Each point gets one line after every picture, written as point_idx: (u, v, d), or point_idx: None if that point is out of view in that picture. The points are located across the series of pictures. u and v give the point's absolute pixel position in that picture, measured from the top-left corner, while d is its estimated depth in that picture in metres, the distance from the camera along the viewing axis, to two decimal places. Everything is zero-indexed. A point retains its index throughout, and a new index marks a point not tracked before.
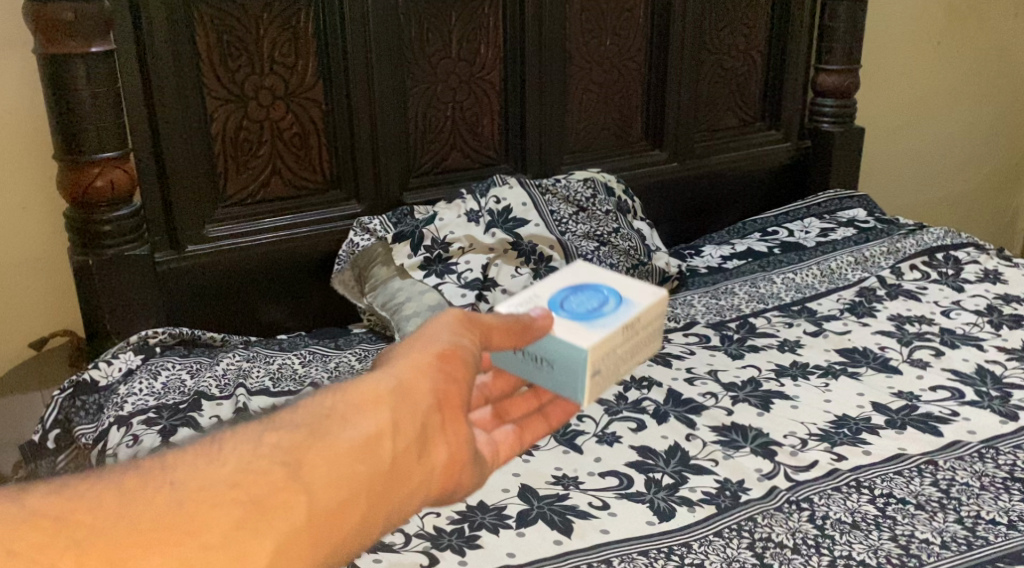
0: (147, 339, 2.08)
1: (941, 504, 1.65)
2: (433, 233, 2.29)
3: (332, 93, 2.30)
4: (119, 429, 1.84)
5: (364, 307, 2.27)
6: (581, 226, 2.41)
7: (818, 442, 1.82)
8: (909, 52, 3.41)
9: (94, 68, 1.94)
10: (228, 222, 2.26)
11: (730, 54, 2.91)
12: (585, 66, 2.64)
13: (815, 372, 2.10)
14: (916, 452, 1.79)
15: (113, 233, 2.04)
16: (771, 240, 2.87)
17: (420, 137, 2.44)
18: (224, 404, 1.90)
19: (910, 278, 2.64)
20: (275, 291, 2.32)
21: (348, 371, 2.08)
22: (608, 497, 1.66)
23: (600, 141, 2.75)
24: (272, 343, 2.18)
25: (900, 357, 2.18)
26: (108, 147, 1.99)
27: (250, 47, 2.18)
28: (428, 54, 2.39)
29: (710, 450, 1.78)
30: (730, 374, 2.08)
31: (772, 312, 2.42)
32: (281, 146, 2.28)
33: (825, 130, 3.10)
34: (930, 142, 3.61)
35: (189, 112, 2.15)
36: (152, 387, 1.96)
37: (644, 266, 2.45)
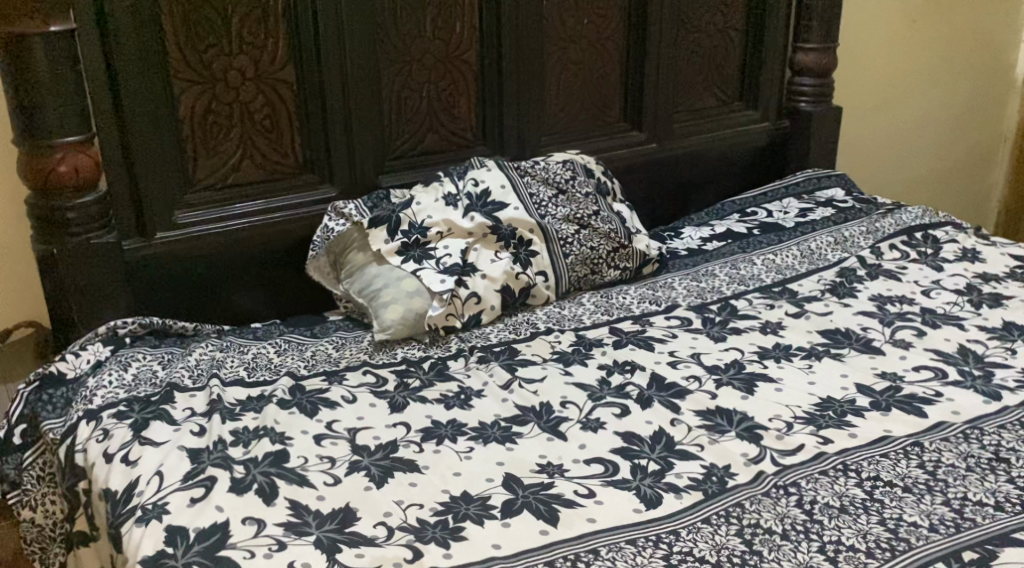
0: (116, 329, 2.02)
1: (928, 486, 1.63)
2: (411, 218, 2.24)
3: (304, 74, 2.25)
4: (88, 423, 1.79)
5: (340, 295, 2.25)
6: (561, 209, 2.38)
7: (804, 425, 1.79)
8: (885, 30, 3.39)
9: (53, 48, 1.88)
10: (199, 208, 2.21)
11: (707, 32, 2.89)
12: (561, 45, 2.61)
13: (798, 354, 2.08)
14: (901, 434, 1.77)
15: (78, 220, 1.98)
16: (750, 221, 2.85)
17: (395, 119, 2.39)
18: (198, 397, 1.85)
19: (889, 258, 2.63)
20: (249, 279, 2.27)
21: (325, 360, 2.03)
22: (594, 484, 1.63)
23: (578, 121, 2.72)
24: (246, 332, 2.13)
25: (882, 337, 2.16)
26: (71, 130, 1.93)
27: (218, 27, 2.12)
28: (403, 33, 2.34)
29: (695, 435, 1.76)
30: (713, 357, 2.06)
31: (753, 294, 2.40)
32: (252, 128, 2.22)
33: (803, 109, 3.08)
34: (905, 121, 3.60)
35: (156, 95, 2.09)
36: (123, 379, 1.90)
37: (624, 249, 2.42)
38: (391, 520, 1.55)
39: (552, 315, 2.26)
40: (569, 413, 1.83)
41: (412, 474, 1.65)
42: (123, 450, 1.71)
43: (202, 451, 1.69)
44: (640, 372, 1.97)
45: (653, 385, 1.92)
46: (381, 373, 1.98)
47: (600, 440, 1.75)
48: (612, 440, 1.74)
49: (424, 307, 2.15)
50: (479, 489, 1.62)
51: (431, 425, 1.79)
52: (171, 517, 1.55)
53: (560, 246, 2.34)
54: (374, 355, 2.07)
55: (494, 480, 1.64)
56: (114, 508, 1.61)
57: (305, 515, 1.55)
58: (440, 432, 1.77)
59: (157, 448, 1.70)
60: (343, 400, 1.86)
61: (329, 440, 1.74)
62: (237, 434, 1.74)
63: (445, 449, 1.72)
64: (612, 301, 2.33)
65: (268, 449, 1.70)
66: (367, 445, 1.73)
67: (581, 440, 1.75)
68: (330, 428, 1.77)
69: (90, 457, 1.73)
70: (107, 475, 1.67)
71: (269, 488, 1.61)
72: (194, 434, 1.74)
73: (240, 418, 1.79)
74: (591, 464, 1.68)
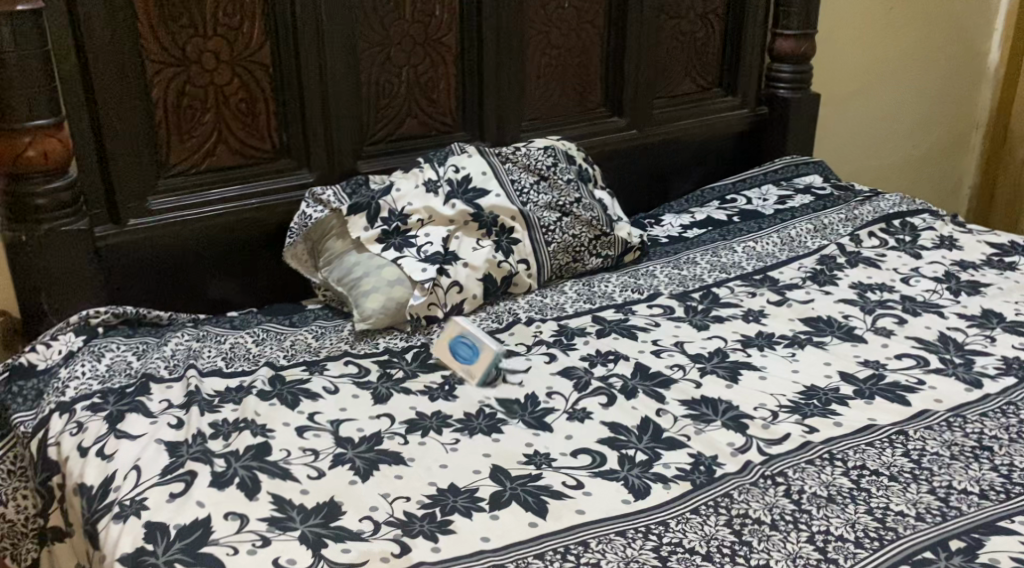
0: (88, 319, 1.97)
1: (914, 475, 1.62)
2: (391, 205, 2.22)
3: (280, 57, 2.21)
4: (62, 416, 1.75)
5: (319, 283, 2.22)
6: (543, 196, 2.37)
7: (789, 414, 1.79)
8: (862, 18, 3.39)
9: (21, 28, 1.82)
10: (172, 194, 2.16)
11: (687, 18, 2.87)
12: (541, 29, 2.59)
13: (781, 343, 2.07)
14: (886, 422, 1.77)
15: (49, 206, 1.93)
16: (730, 208, 2.84)
17: (373, 104, 2.36)
18: (175, 388, 1.82)
19: (868, 245, 2.63)
20: (224, 267, 2.23)
21: (304, 350, 2.01)
22: (581, 475, 1.62)
23: (558, 107, 2.70)
24: (223, 321, 2.09)
25: (863, 325, 2.16)
26: (41, 114, 1.87)
27: (192, 8, 2.08)
28: (381, 16, 2.31)
29: (681, 425, 1.75)
30: (696, 345, 2.05)
31: (734, 282, 2.40)
32: (227, 112, 2.18)
33: (782, 96, 3.08)
34: (881, 108, 3.60)
35: (127, 77, 2.04)
36: (96, 370, 1.86)
37: (606, 237, 2.42)
38: (378, 514, 1.53)
39: (534, 303, 2.25)
40: (555, 403, 1.82)
41: (397, 466, 1.63)
42: (98, 444, 1.67)
43: (180, 444, 1.66)
44: (624, 361, 1.96)
45: (637, 374, 1.91)
46: (363, 363, 1.95)
47: (586, 430, 1.73)
48: (598, 430, 1.73)
49: (406, 295, 2.13)
50: (467, 480, 1.60)
51: (416, 417, 1.77)
52: (150, 512, 1.52)
53: (542, 234, 2.33)
54: (355, 345, 2.04)
55: (481, 472, 1.62)
56: (90, 504, 1.58)
57: (290, 510, 1.53)
58: (425, 424, 1.75)
59: (134, 442, 1.67)
60: (325, 391, 1.84)
61: (311, 432, 1.71)
62: (216, 427, 1.71)
63: (430, 441, 1.70)
64: (594, 289, 2.32)
65: (249, 442, 1.67)
66: (350, 437, 1.70)
67: (568, 430, 1.73)
68: (312, 420, 1.74)
69: (64, 451, 1.69)
70: (82, 470, 1.64)
71: (252, 482, 1.58)
72: (171, 427, 1.70)
73: (219, 409, 1.76)
74: (578, 454, 1.67)
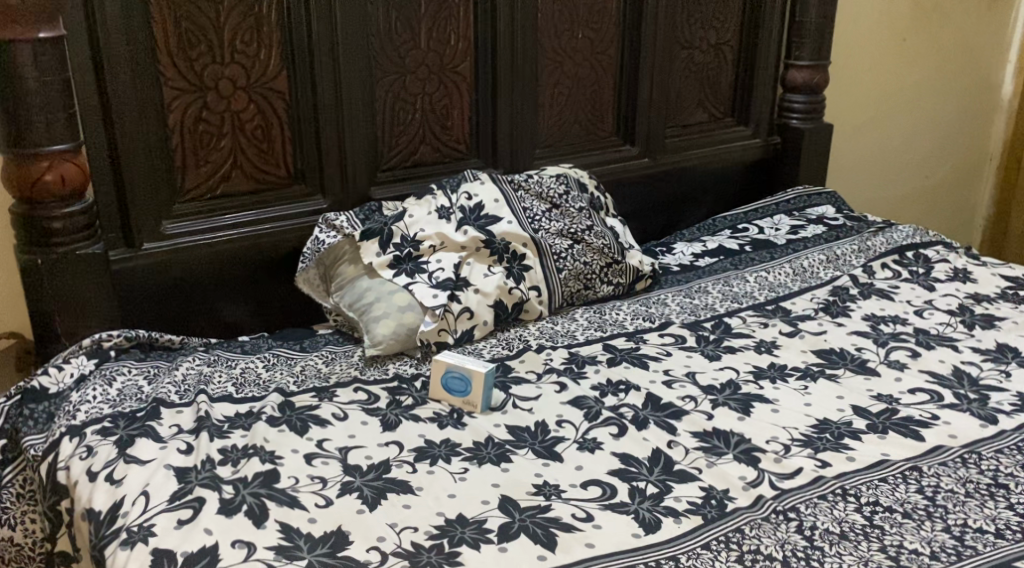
0: (101, 342, 1.97)
1: (928, 513, 1.60)
2: (403, 231, 2.22)
3: (297, 83, 2.21)
4: (72, 440, 1.74)
5: (330, 308, 2.22)
6: (554, 223, 2.37)
7: (801, 448, 1.77)
8: (874, 49, 3.40)
9: (42, 55, 1.82)
10: (187, 219, 2.16)
11: (700, 49, 2.89)
12: (555, 58, 2.60)
13: (794, 375, 2.06)
14: (900, 458, 1.75)
15: (66, 230, 1.93)
16: (742, 238, 2.84)
17: (387, 131, 2.37)
18: (185, 413, 1.81)
19: (881, 277, 2.62)
20: (236, 291, 2.23)
21: (315, 376, 2.00)
22: (591, 508, 1.60)
23: (571, 136, 2.71)
24: (234, 346, 2.09)
25: (876, 358, 2.15)
26: (59, 138, 1.87)
27: (209, 34, 2.09)
28: (397, 45, 2.32)
29: (693, 458, 1.73)
30: (708, 376, 2.04)
31: (746, 312, 2.39)
32: (242, 138, 2.18)
33: (795, 126, 3.08)
34: (893, 135, 3.60)
35: (145, 101, 2.05)
36: (107, 394, 1.85)
37: (617, 265, 2.42)
38: (386, 545, 1.51)
39: (545, 331, 2.24)
40: (566, 432, 1.80)
41: (405, 496, 1.61)
42: (107, 469, 1.66)
43: (189, 470, 1.65)
44: (635, 392, 1.94)
45: (648, 405, 1.90)
46: (373, 390, 1.94)
47: (596, 461, 1.72)
48: (609, 462, 1.72)
49: (417, 321, 2.13)
50: (475, 511, 1.59)
51: (425, 445, 1.76)
52: (157, 539, 1.51)
53: (553, 261, 2.33)
54: (365, 370, 2.03)
55: (490, 502, 1.61)
56: (98, 530, 1.57)
57: (297, 538, 1.52)
58: (433, 453, 1.74)
59: (143, 466, 1.66)
60: (334, 417, 1.83)
61: (320, 459, 1.70)
62: (226, 453, 1.70)
63: (439, 470, 1.68)
64: (605, 317, 2.32)
65: (258, 469, 1.66)
66: (359, 465, 1.69)
67: (578, 461, 1.72)
68: (321, 447, 1.73)
69: (72, 476, 1.68)
70: (91, 495, 1.63)
71: (260, 510, 1.57)
72: (181, 452, 1.69)
73: (228, 435, 1.75)
74: (588, 486, 1.65)
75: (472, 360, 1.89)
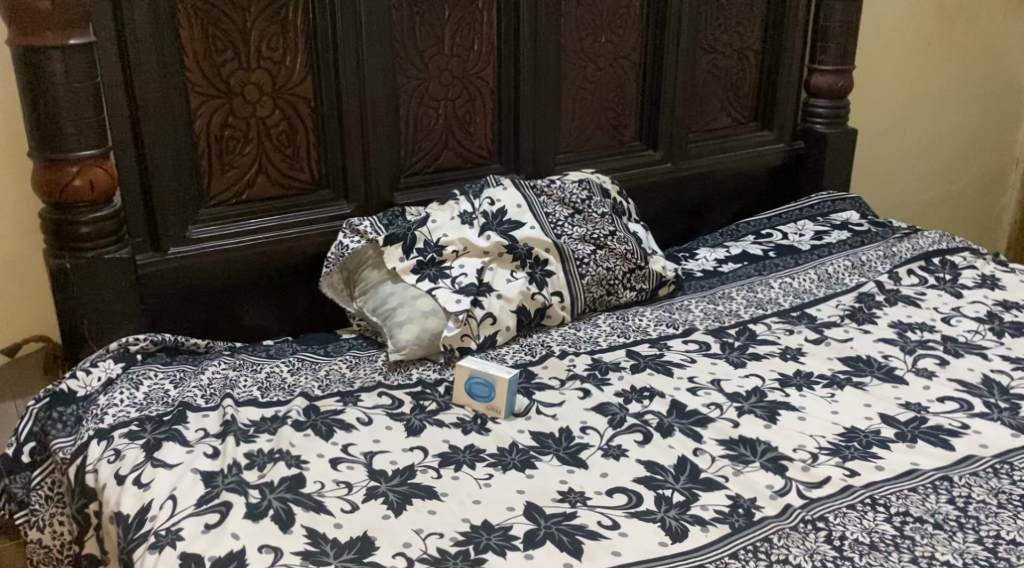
0: (127, 346, 1.98)
1: (960, 524, 1.59)
2: (426, 236, 2.22)
3: (322, 89, 2.22)
4: (100, 443, 1.74)
5: (353, 312, 2.23)
6: (577, 229, 2.37)
7: (829, 457, 1.75)
8: (899, 52, 3.38)
9: (73, 61, 1.83)
10: (212, 223, 2.17)
11: (723, 53, 2.88)
12: (578, 63, 2.60)
13: (820, 383, 2.04)
14: (930, 467, 1.73)
15: (94, 234, 1.93)
16: (765, 243, 2.83)
17: (411, 136, 2.37)
18: (211, 417, 1.81)
19: (908, 283, 2.60)
20: (260, 295, 2.23)
21: (339, 381, 2.00)
22: (618, 516, 1.59)
23: (594, 141, 2.71)
24: (258, 350, 2.09)
25: (904, 366, 2.13)
26: (88, 144, 1.88)
27: (237, 40, 2.10)
28: (421, 50, 2.33)
29: (720, 466, 1.72)
30: (733, 383, 2.02)
31: (772, 318, 2.38)
32: (268, 143, 2.19)
33: (818, 130, 3.07)
34: (918, 140, 3.57)
35: (173, 107, 2.06)
36: (134, 398, 1.85)
37: (640, 271, 2.41)
38: (411, 551, 1.51)
39: (567, 336, 2.24)
40: (590, 439, 1.80)
41: (430, 501, 1.61)
42: (135, 472, 1.66)
43: (216, 474, 1.65)
44: (659, 399, 1.94)
45: (673, 413, 1.89)
46: (397, 395, 1.94)
47: (622, 468, 1.71)
48: (634, 469, 1.71)
49: (440, 326, 2.13)
50: (501, 518, 1.58)
51: (449, 450, 1.76)
52: (185, 543, 1.51)
53: (576, 267, 2.32)
54: (389, 375, 2.03)
55: (515, 509, 1.60)
56: (126, 533, 1.57)
57: (323, 544, 1.51)
58: (458, 458, 1.73)
59: (171, 470, 1.66)
60: (359, 422, 1.83)
61: (345, 464, 1.70)
62: (252, 457, 1.70)
63: (464, 476, 1.68)
64: (627, 323, 2.31)
65: (284, 474, 1.66)
66: (384, 470, 1.69)
67: (603, 468, 1.71)
68: (346, 452, 1.73)
69: (100, 479, 1.68)
70: (119, 498, 1.63)
71: (286, 514, 1.57)
72: (207, 456, 1.69)
73: (254, 439, 1.75)
74: (614, 494, 1.64)
75: (495, 366, 1.88)
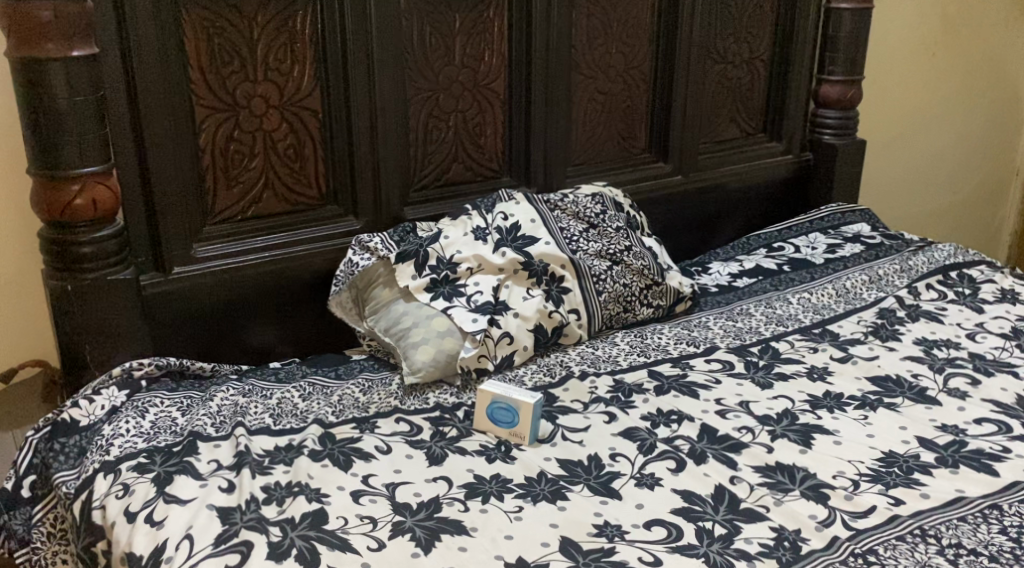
0: (131, 372, 1.89)
1: (1016, 555, 1.52)
2: (439, 252, 2.14)
3: (330, 101, 2.14)
4: (107, 476, 1.65)
5: (364, 333, 2.14)
6: (592, 244, 2.30)
7: (871, 484, 1.68)
8: (906, 60, 3.34)
9: (75, 74, 1.74)
10: (217, 241, 2.08)
11: (733, 64, 2.82)
12: (589, 74, 2.53)
13: (852, 404, 1.97)
14: (976, 495, 1.66)
15: (96, 255, 1.84)
16: (779, 257, 2.76)
17: (420, 149, 2.29)
18: (223, 447, 1.72)
19: (927, 298, 2.54)
20: (267, 315, 2.15)
21: (353, 406, 1.91)
22: (658, 551, 1.51)
23: (605, 153, 2.64)
24: (267, 374, 2.01)
25: (935, 386, 2.06)
26: (91, 160, 1.79)
27: (243, 51, 2.01)
28: (432, 61, 2.25)
29: (759, 495, 1.64)
30: (763, 406, 1.95)
31: (793, 336, 2.31)
32: (274, 158, 2.11)
33: (827, 141, 3.02)
34: (923, 148, 3.53)
35: (177, 121, 1.97)
36: (140, 427, 1.76)
37: (658, 287, 2.34)
38: None
39: (586, 356, 2.16)
40: (621, 467, 1.72)
41: (460, 537, 1.53)
42: (147, 509, 1.57)
43: (233, 511, 1.56)
44: (688, 423, 1.86)
45: (704, 438, 1.82)
46: (415, 421, 1.86)
47: (657, 498, 1.63)
48: (670, 499, 1.63)
49: (456, 347, 2.05)
50: (536, 555, 1.50)
51: (474, 481, 1.67)
52: None
53: (593, 284, 2.25)
54: (405, 400, 1.95)
55: (550, 545, 1.52)
56: None
57: None
58: (485, 489, 1.65)
59: (184, 506, 1.57)
60: (378, 451, 1.74)
61: (367, 497, 1.61)
62: (269, 491, 1.61)
63: (493, 509, 1.60)
64: (647, 341, 2.24)
65: (305, 508, 1.58)
66: (408, 503, 1.60)
67: (638, 499, 1.63)
68: (367, 483, 1.65)
69: (108, 516, 1.59)
70: (130, 537, 1.54)
71: (310, 554, 1.48)
72: (222, 490, 1.61)
73: (270, 471, 1.66)
74: (652, 527, 1.57)
75: (518, 390, 1.81)
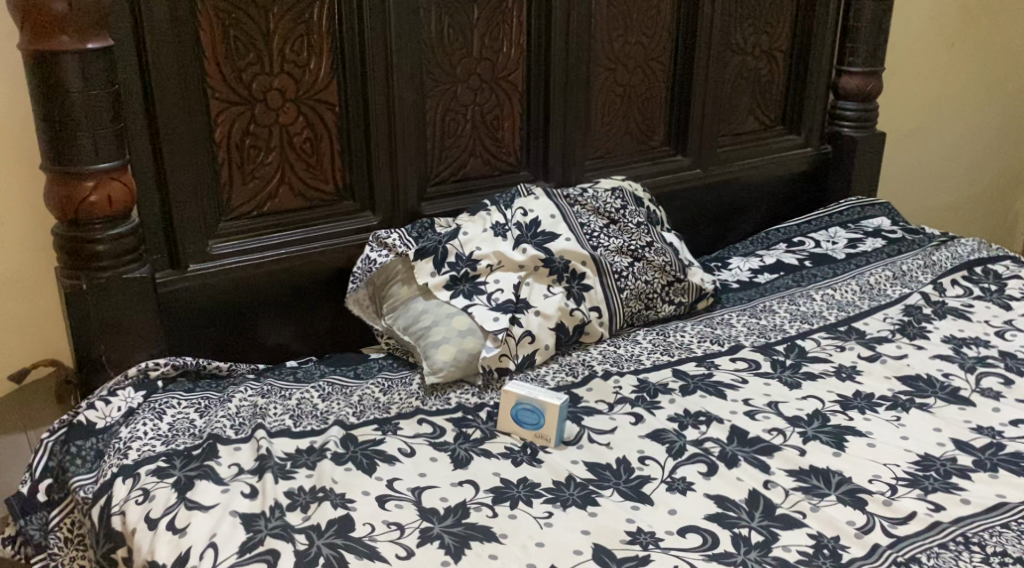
0: (147, 372, 1.84)
1: None
2: (458, 249, 2.09)
3: (347, 93, 2.09)
4: (125, 481, 1.61)
5: (382, 331, 2.10)
6: (613, 240, 2.25)
7: (909, 489, 1.64)
8: (925, 52, 3.28)
9: (90, 66, 1.70)
10: (233, 237, 2.04)
11: (752, 55, 2.77)
12: (608, 65, 2.48)
13: (883, 405, 1.92)
14: (1017, 500, 1.62)
15: (111, 253, 1.80)
16: (799, 252, 2.71)
17: (438, 143, 2.24)
18: (243, 450, 1.69)
19: (953, 294, 2.49)
20: (284, 313, 2.10)
21: (373, 407, 1.87)
22: (695, 559, 1.48)
23: (623, 146, 2.59)
24: (286, 373, 1.96)
25: (967, 386, 2.02)
26: (106, 156, 1.75)
27: (259, 43, 1.96)
28: (450, 53, 2.20)
29: (795, 500, 1.60)
30: (792, 407, 1.90)
31: (818, 334, 2.26)
32: (291, 152, 2.06)
33: (846, 134, 2.97)
34: (942, 140, 3.48)
35: (193, 115, 1.92)
36: (158, 430, 1.72)
37: (680, 283, 2.30)
38: None
39: (608, 355, 2.11)
40: (652, 471, 1.68)
41: (490, 544, 1.49)
42: (169, 515, 1.53)
43: (257, 517, 1.52)
44: (718, 425, 1.82)
45: (734, 440, 1.77)
46: (437, 422, 1.82)
47: (691, 504, 1.59)
48: (703, 505, 1.59)
49: (477, 346, 2.00)
50: (570, 563, 1.46)
51: (501, 485, 1.63)
52: None
53: (614, 280, 2.20)
54: (426, 400, 1.91)
55: (583, 553, 1.48)
56: None
57: None
58: (512, 494, 1.61)
59: (207, 513, 1.53)
60: (401, 453, 1.70)
61: (393, 502, 1.57)
62: (293, 496, 1.57)
63: (522, 515, 1.56)
64: (670, 339, 2.19)
65: (330, 515, 1.53)
66: (435, 509, 1.56)
67: (670, 504, 1.59)
68: (392, 488, 1.60)
69: (128, 522, 1.55)
70: (152, 545, 1.50)
71: (338, 563, 1.44)
72: (245, 496, 1.56)
73: (292, 476, 1.62)
74: (686, 534, 1.53)
75: (543, 391, 1.76)
